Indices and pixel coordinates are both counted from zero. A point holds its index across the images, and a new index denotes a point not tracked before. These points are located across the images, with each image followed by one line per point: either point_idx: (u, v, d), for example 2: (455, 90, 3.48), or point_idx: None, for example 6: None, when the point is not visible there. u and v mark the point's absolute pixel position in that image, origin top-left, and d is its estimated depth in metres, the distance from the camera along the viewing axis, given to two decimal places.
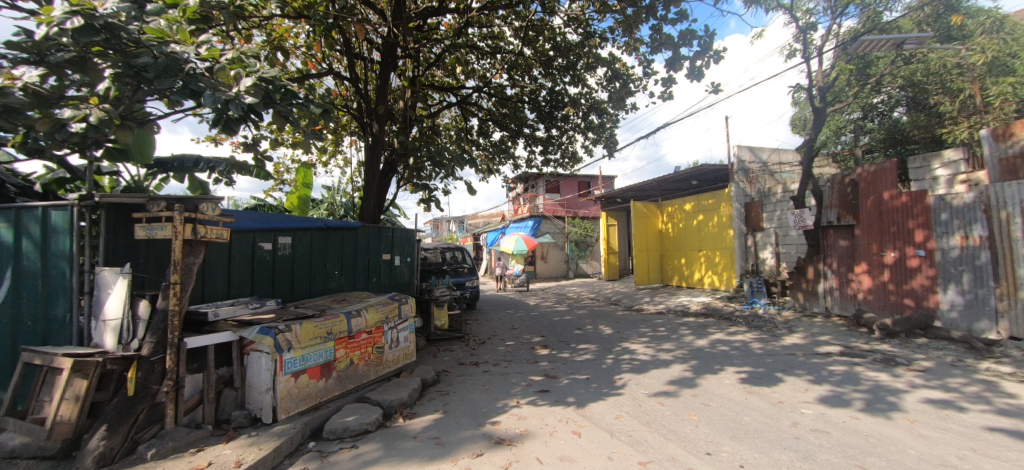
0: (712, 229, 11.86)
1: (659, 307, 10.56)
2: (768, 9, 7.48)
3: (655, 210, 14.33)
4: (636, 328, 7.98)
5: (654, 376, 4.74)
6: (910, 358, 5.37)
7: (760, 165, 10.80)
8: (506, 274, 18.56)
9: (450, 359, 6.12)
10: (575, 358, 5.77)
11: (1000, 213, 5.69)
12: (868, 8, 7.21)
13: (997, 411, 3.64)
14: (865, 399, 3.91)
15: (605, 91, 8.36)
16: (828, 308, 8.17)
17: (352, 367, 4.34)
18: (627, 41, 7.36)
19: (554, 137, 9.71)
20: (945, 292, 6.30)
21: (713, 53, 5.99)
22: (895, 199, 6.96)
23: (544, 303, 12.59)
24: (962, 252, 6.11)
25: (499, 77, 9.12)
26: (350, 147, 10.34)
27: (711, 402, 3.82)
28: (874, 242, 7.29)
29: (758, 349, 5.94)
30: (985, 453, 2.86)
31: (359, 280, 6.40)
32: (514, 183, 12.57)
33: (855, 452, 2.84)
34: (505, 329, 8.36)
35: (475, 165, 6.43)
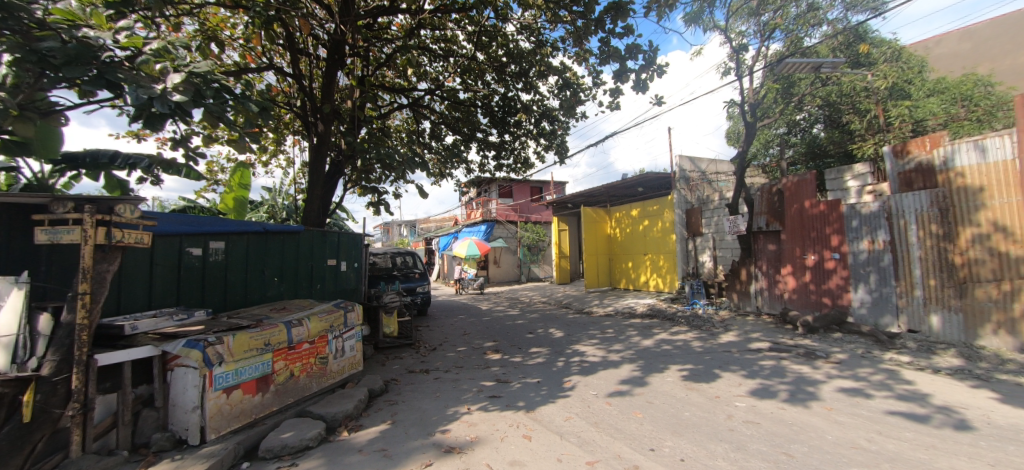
0: (656, 234, 12.44)
1: (608, 310, 10.90)
2: (705, 29, 8.02)
3: (604, 216, 14.81)
4: (586, 331, 8.19)
5: (603, 377, 4.88)
6: (827, 351, 5.92)
7: (700, 174, 11.50)
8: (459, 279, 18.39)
9: (399, 368, 5.94)
10: (527, 361, 5.82)
11: (900, 221, 6.42)
12: (791, 34, 7.94)
13: (897, 396, 4.10)
14: (789, 390, 4.25)
15: (556, 99, 8.54)
16: (759, 307, 8.82)
17: (292, 379, 4.09)
18: (577, 51, 7.59)
19: (507, 142, 9.78)
20: (856, 291, 7.02)
21: (656, 67, 6.32)
22: (814, 207, 7.67)
23: (497, 307, 12.60)
24: (869, 255, 6.83)
25: (452, 81, 9.07)
26: (293, 147, 9.81)
27: (655, 400, 3.99)
28: (798, 246, 7.98)
29: (698, 347, 6.30)
30: (889, 435, 3.20)
31: (301, 288, 6.06)
32: (467, 188, 12.50)
33: (781, 440, 3.08)
34: (457, 334, 8.26)
35: (427, 168, 6.30)
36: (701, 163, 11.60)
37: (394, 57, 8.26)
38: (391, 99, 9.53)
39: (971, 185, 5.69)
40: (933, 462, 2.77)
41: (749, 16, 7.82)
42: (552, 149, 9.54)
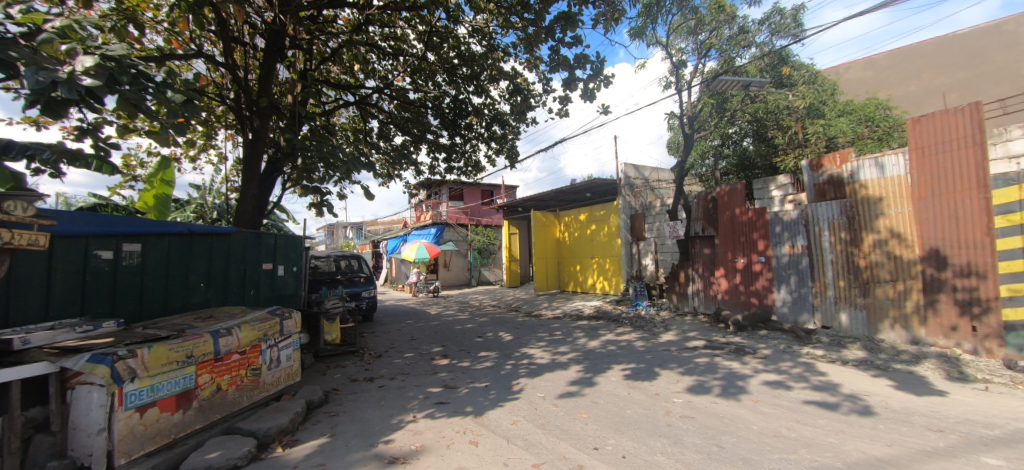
0: (603, 238, 12.87)
1: (557, 313, 11.10)
2: (649, 44, 8.43)
3: (553, 220, 15.09)
4: (535, 333, 8.28)
5: (550, 378, 4.94)
6: (754, 347, 6.40)
7: (643, 181, 12.05)
8: (417, 284, 18.24)
9: (341, 377, 5.67)
10: (475, 366, 5.77)
11: (815, 227, 7.10)
12: (724, 54, 8.55)
13: (813, 387, 4.51)
14: (721, 385, 4.54)
15: (507, 104, 8.60)
16: (696, 308, 9.37)
17: (219, 394, 3.77)
18: (528, 57, 7.71)
19: (457, 145, 9.70)
20: (779, 291, 7.66)
21: (603, 77, 6.55)
22: (744, 214, 8.28)
23: (446, 311, 12.43)
24: (790, 258, 7.49)
25: (401, 80, 8.87)
26: (226, 141, 9.10)
27: (600, 400, 4.10)
28: (729, 250, 8.58)
29: (640, 347, 6.57)
30: (805, 422, 3.51)
31: (232, 294, 5.60)
32: (416, 190, 12.22)
33: (714, 432, 3.27)
34: (404, 340, 8.03)
35: (373, 169, 6.07)
36: (644, 171, 12.16)
37: (340, 53, 7.93)
38: (336, 96, 9.13)
39: (873, 196, 6.40)
40: (841, 445, 3.08)
41: (688, 35, 8.33)
42: (503, 153, 9.59)
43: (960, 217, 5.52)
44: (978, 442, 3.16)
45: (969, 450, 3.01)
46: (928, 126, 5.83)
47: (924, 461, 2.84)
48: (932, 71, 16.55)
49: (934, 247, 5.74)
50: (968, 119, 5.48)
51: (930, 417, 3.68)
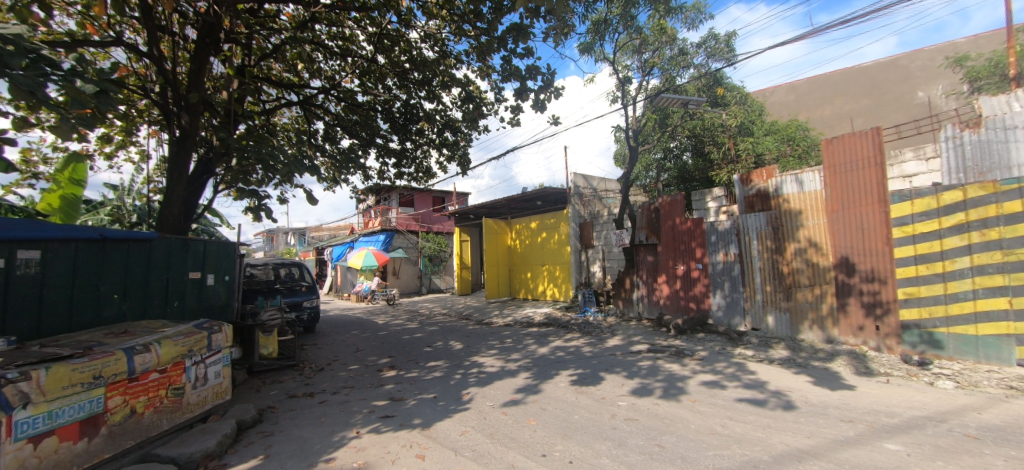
0: (553, 246, 13.11)
1: (507, 320, 11.14)
2: (597, 59, 8.76)
3: (504, 227, 15.18)
4: (486, 341, 8.24)
5: (500, 387, 4.93)
6: (693, 350, 6.78)
7: (592, 191, 12.46)
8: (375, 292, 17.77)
9: (278, 393, 5.32)
10: (424, 376, 5.64)
11: (746, 237, 7.68)
12: (666, 73, 9.09)
13: (744, 385, 4.84)
14: (663, 387, 4.76)
15: (459, 111, 8.58)
16: (640, 313, 9.78)
17: (133, 417, 3.39)
18: (481, 66, 7.75)
19: (408, 150, 9.52)
20: (715, 296, 8.18)
21: (553, 89, 6.72)
22: (683, 224, 8.77)
23: (394, 321, 12.07)
24: (724, 265, 8.03)
25: (349, 81, 8.58)
26: (150, 139, 8.32)
27: (548, 406, 4.14)
28: (671, 258, 9.06)
29: (587, 353, 6.74)
30: (737, 419, 3.76)
31: (152, 306, 5.09)
32: (364, 195, 11.83)
33: (656, 433, 3.41)
34: (349, 352, 7.69)
35: (317, 172, 5.79)
36: (593, 181, 12.57)
37: (283, 50, 7.54)
38: (278, 95, 8.66)
39: (794, 209, 7.04)
40: (769, 438, 3.32)
41: (634, 53, 8.76)
42: (454, 160, 9.53)
43: (865, 228, 6.20)
44: (881, 430, 3.54)
45: (874, 438, 3.36)
46: (839, 147, 6.51)
47: (837, 450, 3.13)
48: (842, 98, 18.59)
49: (845, 255, 6.39)
50: (870, 141, 6.19)
51: (842, 409, 4.07)
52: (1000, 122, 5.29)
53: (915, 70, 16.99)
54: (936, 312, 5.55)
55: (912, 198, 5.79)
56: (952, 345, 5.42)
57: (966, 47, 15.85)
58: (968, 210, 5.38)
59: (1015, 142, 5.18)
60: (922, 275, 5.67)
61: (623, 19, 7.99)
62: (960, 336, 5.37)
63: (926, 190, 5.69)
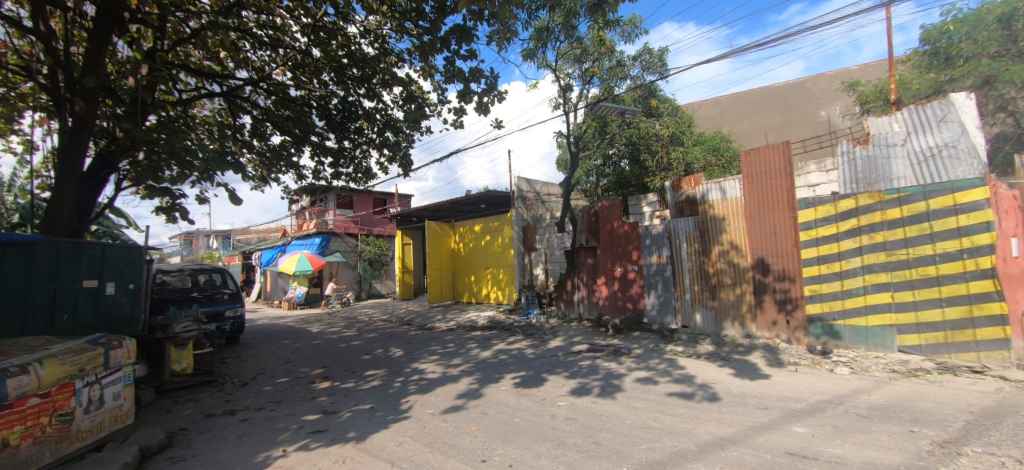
0: (496, 249, 13.12)
1: (450, 324, 10.97)
2: (539, 66, 8.92)
3: (448, 230, 14.96)
4: (427, 347, 8.05)
5: (440, 393, 4.82)
6: (629, 348, 7.08)
7: (534, 195, 12.67)
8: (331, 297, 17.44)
9: (192, 413, 4.81)
10: (361, 386, 5.38)
11: (676, 240, 8.18)
12: (605, 83, 9.46)
13: (674, 380, 5.13)
14: (600, 385, 4.92)
15: (400, 110, 8.33)
16: (581, 313, 10.07)
17: (6, 451, 2.86)
18: (423, 66, 7.60)
19: (345, 149, 9.08)
20: (649, 296, 8.62)
21: (497, 92, 6.75)
22: (621, 228, 9.16)
23: (330, 328, 11.43)
24: (657, 267, 8.49)
25: (281, 74, 8.05)
26: (35, 127, 7.25)
27: (489, 410, 4.12)
28: (609, 260, 9.42)
29: (529, 355, 6.81)
30: (667, 413, 3.96)
31: (34, 320, 4.39)
32: (298, 195, 11.12)
33: (593, 431, 3.50)
34: (277, 364, 7.16)
35: (242, 170, 5.32)
36: (535, 185, 12.77)
37: (203, 37, 6.90)
38: (197, 85, 7.90)
39: (718, 214, 7.61)
40: (695, 429, 3.53)
41: (575, 61, 9.04)
42: (395, 161, 9.23)
43: (777, 232, 6.84)
44: (791, 415, 3.90)
45: (785, 422, 3.70)
46: (755, 158, 7.14)
47: (753, 435, 3.40)
48: (759, 114, 20.48)
49: (761, 256, 7.01)
50: (781, 154, 6.84)
51: (758, 397, 4.44)
52: (884, 140, 6.08)
53: (818, 92, 19.13)
54: (835, 307, 6.25)
55: (816, 206, 6.47)
56: (847, 335, 6.13)
57: (858, 74, 18.12)
58: (860, 216, 6.08)
59: (896, 158, 5.98)
60: (823, 274, 6.37)
61: (564, 28, 8.20)
62: (853, 327, 6.08)
63: (827, 199, 6.39)
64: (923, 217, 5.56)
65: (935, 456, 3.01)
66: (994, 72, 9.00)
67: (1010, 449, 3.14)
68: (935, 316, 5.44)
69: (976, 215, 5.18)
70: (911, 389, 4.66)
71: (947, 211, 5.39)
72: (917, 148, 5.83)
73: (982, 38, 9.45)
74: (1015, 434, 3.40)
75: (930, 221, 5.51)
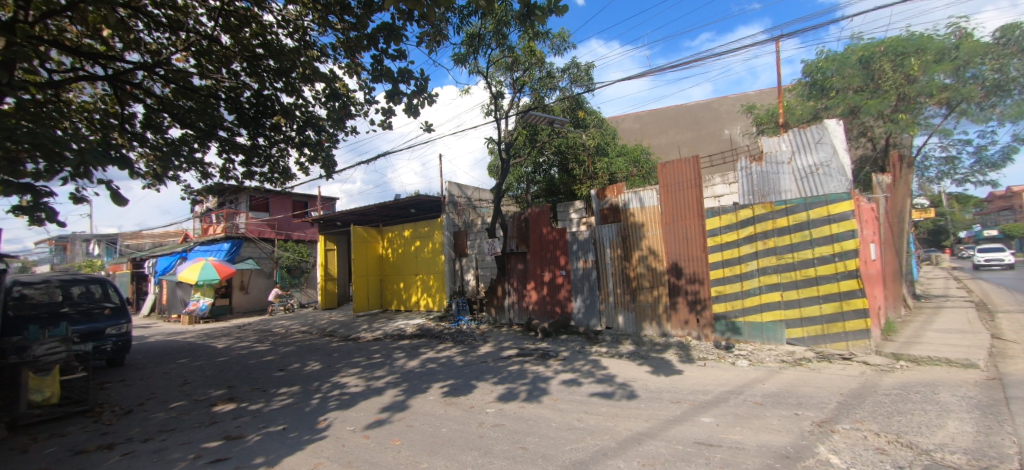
0: (427, 254, 12.80)
1: (377, 334, 10.49)
2: (471, 71, 8.91)
3: (375, 235, 14.34)
4: (350, 359, 7.62)
5: (362, 408, 4.56)
6: (556, 351, 7.26)
7: (466, 200, 12.58)
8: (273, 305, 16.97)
9: (56, 451, 4.06)
10: (272, 406, 4.93)
11: (600, 246, 8.60)
12: (535, 92, 9.71)
13: (597, 380, 5.35)
14: (527, 389, 4.98)
15: (322, 108, 7.84)
16: (511, 319, 10.19)
17: None
18: (349, 63, 7.23)
19: (259, 146, 8.35)
20: (576, 300, 8.95)
21: (427, 95, 6.63)
22: (549, 234, 9.41)
23: (238, 343, 10.37)
24: (584, 271, 8.86)
25: (182, 60, 7.20)
26: None
27: (415, 422, 3.98)
28: (538, 265, 9.63)
29: (459, 362, 6.71)
30: (591, 412, 4.12)
31: None
32: (202, 196, 10.01)
33: (521, 435, 3.52)
34: (171, 386, 6.32)
35: (130, 165, 4.59)
36: (467, 190, 12.70)
37: (80, 10, 5.94)
38: (73, 66, 6.80)
39: (637, 221, 8.12)
40: (616, 426, 3.70)
41: (506, 70, 9.18)
42: (317, 162, 8.66)
43: (689, 238, 7.45)
44: (699, 406, 4.24)
45: (694, 414, 4.01)
46: (669, 169, 7.71)
47: (666, 428, 3.64)
48: (673, 129, 22.31)
49: (675, 261, 7.59)
50: (692, 167, 7.46)
51: (672, 392, 4.77)
52: (774, 158, 6.93)
53: (723, 112, 21.30)
54: (736, 305, 6.94)
55: (720, 215, 7.14)
56: (746, 331, 6.83)
57: (754, 98, 20.47)
58: (755, 225, 6.81)
59: (783, 175, 6.83)
60: (727, 276, 7.05)
61: (496, 36, 8.27)
62: (751, 323, 6.79)
63: (729, 208, 7.07)
64: (805, 225, 6.36)
65: (814, 435, 3.44)
66: (857, 104, 10.70)
67: (870, 424, 3.68)
68: (814, 312, 6.26)
69: (845, 224, 6.02)
70: (797, 376, 5.30)
71: (823, 220, 6.21)
72: (799, 166, 6.70)
73: (848, 74, 11.13)
74: (873, 411, 3.99)
75: (810, 229, 6.32)
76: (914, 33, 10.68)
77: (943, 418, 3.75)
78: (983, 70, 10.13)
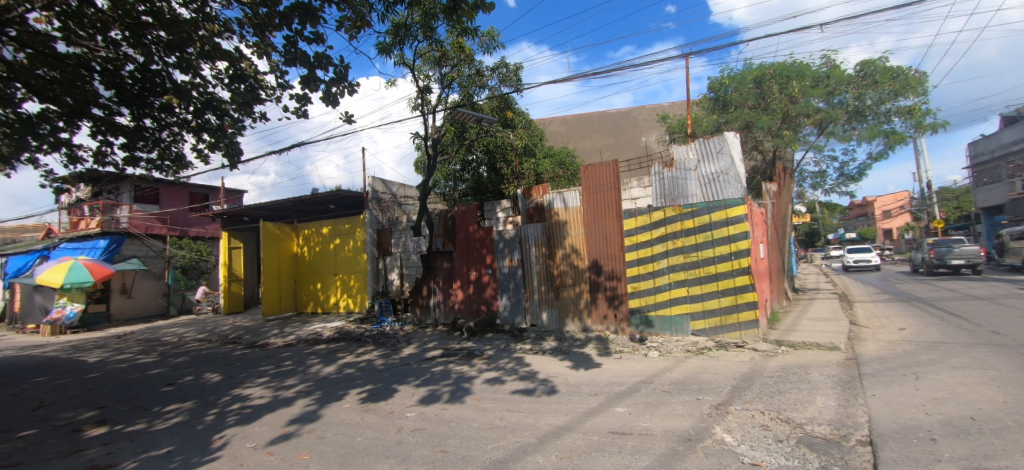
0: (347, 253, 12.09)
1: (289, 339, 9.70)
2: (397, 63, 8.59)
3: (289, 232, 13.26)
4: (256, 368, 6.94)
5: (266, 422, 4.15)
6: (481, 350, 7.25)
7: (391, 196, 12.11)
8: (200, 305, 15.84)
9: None
10: (157, 426, 4.32)
11: (526, 244, 8.76)
12: (464, 89, 9.57)
13: (520, 377, 5.42)
14: (449, 390, 4.90)
15: (225, 90, 7.04)
16: (436, 318, 10.00)
17: None
18: (258, 42, 6.57)
19: (146, 128, 7.28)
20: (501, 298, 9.04)
21: (347, 83, 6.25)
22: (476, 232, 9.37)
23: (116, 355, 8.96)
24: (509, 270, 8.96)
25: (41, 21, 6.00)
26: None
27: (327, 433, 3.71)
28: (465, 264, 9.55)
29: (379, 366, 6.41)
30: (513, 409, 4.16)
31: None
32: (71, 184, 8.52)
33: (441, 439, 3.44)
34: (21, 412, 5.26)
35: None
36: (392, 186, 12.19)
37: None
38: None
39: (561, 221, 8.38)
40: (537, 422, 3.78)
41: (434, 64, 9.02)
42: (219, 149, 7.77)
43: (608, 237, 7.85)
44: (614, 397, 4.48)
45: (609, 405, 4.22)
46: (592, 172, 8.05)
47: (584, 420, 3.79)
48: (596, 135, 23.40)
49: (595, 258, 7.97)
50: (611, 170, 7.87)
51: (590, 385, 4.99)
52: (683, 165, 7.54)
53: (641, 121, 22.82)
54: (649, 301, 7.45)
55: (636, 216, 7.60)
56: (657, 323, 7.37)
57: (668, 109, 22.22)
58: (666, 226, 7.35)
59: (690, 180, 7.45)
60: (641, 274, 7.54)
61: (423, 29, 8.02)
62: (662, 316, 7.35)
63: (644, 210, 7.55)
64: (707, 227, 7.00)
65: (712, 417, 3.78)
66: (751, 120, 12.08)
67: (757, 404, 4.15)
68: (714, 305, 6.93)
69: (740, 226, 6.74)
70: (699, 364, 5.81)
71: (722, 222, 6.88)
72: (704, 173, 7.36)
73: (744, 92, 12.46)
74: (759, 392, 4.50)
75: (711, 231, 6.96)
76: (797, 61, 12.21)
77: (813, 394, 4.34)
78: (847, 97, 11.94)
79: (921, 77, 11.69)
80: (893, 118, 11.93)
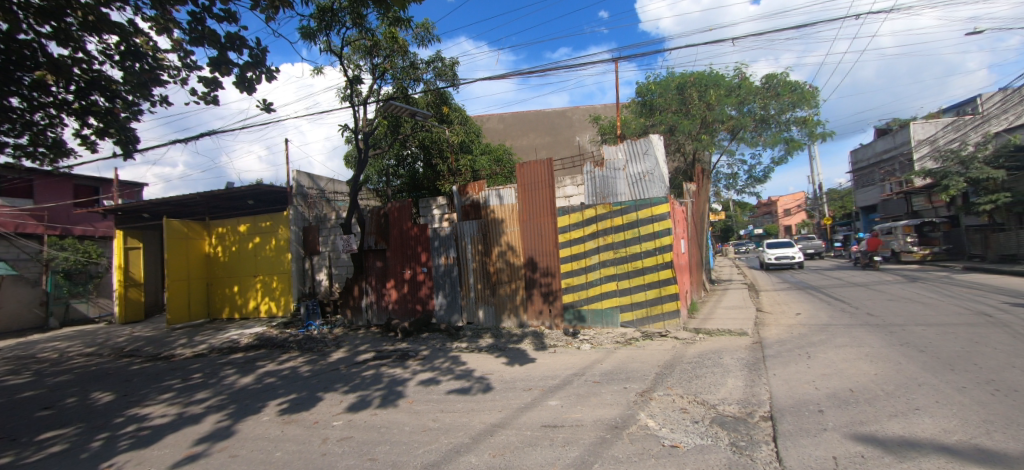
0: (269, 253, 11.18)
1: (199, 348, 8.80)
2: (322, 50, 8.06)
3: (200, 231, 11.99)
4: (159, 383, 6.21)
5: (169, 443, 3.72)
6: (416, 350, 7.08)
7: (318, 192, 11.41)
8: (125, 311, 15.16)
9: None
10: (27, 458, 3.70)
11: (462, 242, 8.67)
12: (397, 81, 9.26)
13: (456, 377, 5.37)
14: (381, 395, 4.71)
15: (116, 68, 6.18)
16: (369, 319, 9.62)
17: None
18: (157, 16, 5.83)
19: (12, 109, 6.17)
20: (437, 297, 8.89)
21: (265, 69, 5.76)
22: (411, 229, 9.11)
23: None
24: (445, 268, 8.83)
25: None
26: None
27: (241, 451, 3.40)
28: (398, 262, 9.26)
29: (304, 373, 6.02)
30: (447, 410, 4.09)
31: None
32: None
33: (370, 446, 3.30)
34: None
35: None
36: (319, 181, 11.55)
37: None
38: None
39: (497, 218, 8.39)
40: (471, 421, 3.75)
41: (364, 54, 8.63)
42: (109, 136, 6.81)
43: (542, 234, 8.01)
44: (547, 391, 4.57)
45: (542, 399, 4.31)
46: (527, 170, 8.13)
47: (517, 416, 3.83)
48: (533, 133, 23.80)
49: (530, 255, 8.10)
50: (546, 169, 8.01)
51: (524, 380, 5.06)
52: (612, 165, 7.89)
53: (575, 121, 23.58)
54: (582, 295, 7.72)
55: (569, 213, 7.82)
56: (589, 318, 7.67)
57: (600, 111, 23.16)
58: (597, 223, 7.64)
59: (618, 180, 7.84)
60: (574, 270, 7.78)
61: (351, 15, 7.58)
62: (593, 310, 7.65)
63: (577, 208, 7.78)
64: (635, 224, 7.38)
65: (637, 404, 4.01)
66: (674, 124, 13.00)
67: (677, 389, 4.46)
68: (641, 297, 7.35)
69: (663, 223, 7.20)
70: (627, 355, 6.13)
71: (648, 220, 7.29)
72: (631, 173, 7.76)
73: (668, 98, 13.34)
74: (680, 378, 4.85)
75: (638, 227, 7.36)
76: (713, 71, 13.27)
77: (726, 377, 4.76)
78: (755, 106, 13.22)
79: (814, 91, 13.21)
80: (792, 127, 13.41)
